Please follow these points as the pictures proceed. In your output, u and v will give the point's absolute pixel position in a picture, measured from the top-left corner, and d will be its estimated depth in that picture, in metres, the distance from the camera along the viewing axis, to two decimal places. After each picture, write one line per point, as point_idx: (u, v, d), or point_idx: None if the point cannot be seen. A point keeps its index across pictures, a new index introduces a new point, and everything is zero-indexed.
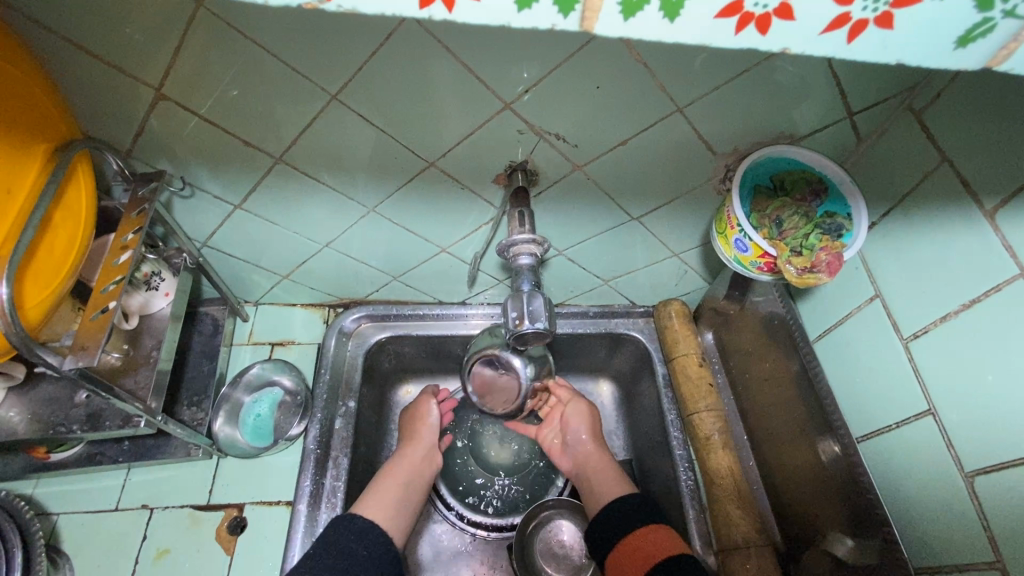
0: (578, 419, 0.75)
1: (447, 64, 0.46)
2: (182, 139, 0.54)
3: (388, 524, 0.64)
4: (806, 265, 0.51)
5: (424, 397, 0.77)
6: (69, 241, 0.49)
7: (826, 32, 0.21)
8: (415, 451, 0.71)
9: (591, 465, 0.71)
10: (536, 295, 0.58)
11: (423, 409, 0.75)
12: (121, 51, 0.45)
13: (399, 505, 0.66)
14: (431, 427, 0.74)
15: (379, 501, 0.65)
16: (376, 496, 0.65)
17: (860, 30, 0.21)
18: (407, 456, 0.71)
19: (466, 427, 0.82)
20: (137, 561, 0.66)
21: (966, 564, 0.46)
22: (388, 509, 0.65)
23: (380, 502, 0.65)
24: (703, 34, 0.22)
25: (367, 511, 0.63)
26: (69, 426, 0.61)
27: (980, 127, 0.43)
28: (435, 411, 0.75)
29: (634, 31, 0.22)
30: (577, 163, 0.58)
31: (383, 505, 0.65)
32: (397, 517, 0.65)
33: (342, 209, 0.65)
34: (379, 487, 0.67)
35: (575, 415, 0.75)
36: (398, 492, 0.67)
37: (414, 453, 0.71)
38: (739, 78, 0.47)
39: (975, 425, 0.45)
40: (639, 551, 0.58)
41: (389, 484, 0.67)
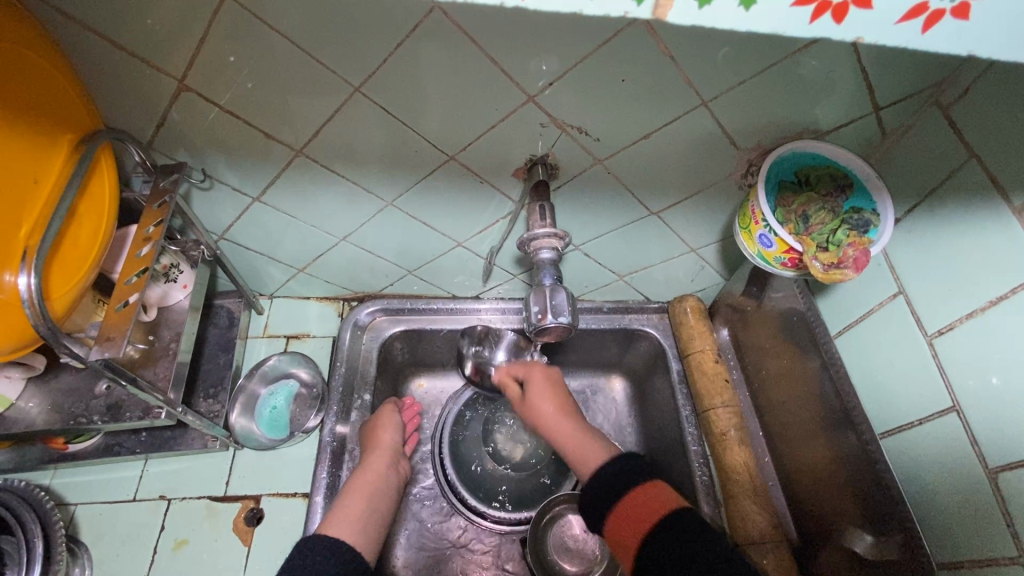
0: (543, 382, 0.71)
1: (468, 55, 0.46)
2: (203, 131, 0.54)
3: (357, 538, 0.61)
4: (832, 261, 0.51)
5: (386, 409, 0.75)
6: (93, 233, 0.50)
7: (901, 22, 0.21)
8: (380, 461, 0.68)
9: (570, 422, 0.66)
10: (558, 290, 0.60)
11: (385, 418, 0.72)
12: (146, 42, 0.45)
13: (368, 518, 0.64)
14: (391, 436, 0.71)
15: (345, 517, 0.62)
16: (339, 513, 0.62)
17: (936, 20, 0.20)
18: (369, 468, 0.67)
19: (478, 422, 0.82)
20: (156, 551, 0.67)
21: (989, 560, 0.46)
22: (354, 522, 0.62)
23: (343, 520, 0.62)
24: (776, 25, 0.21)
25: (332, 529, 0.61)
26: (90, 417, 0.62)
27: (1010, 120, 0.43)
28: (397, 419, 0.74)
29: (707, 20, 0.21)
30: (597, 157, 0.57)
31: (350, 520, 0.62)
32: (367, 531, 0.63)
33: (360, 202, 0.65)
34: (344, 501, 0.64)
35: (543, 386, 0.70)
36: (364, 504, 0.64)
37: (380, 461, 0.68)
38: (765, 72, 0.47)
39: (1000, 422, 0.45)
40: (635, 518, 0.53)
41: (355, 500, 0.64)
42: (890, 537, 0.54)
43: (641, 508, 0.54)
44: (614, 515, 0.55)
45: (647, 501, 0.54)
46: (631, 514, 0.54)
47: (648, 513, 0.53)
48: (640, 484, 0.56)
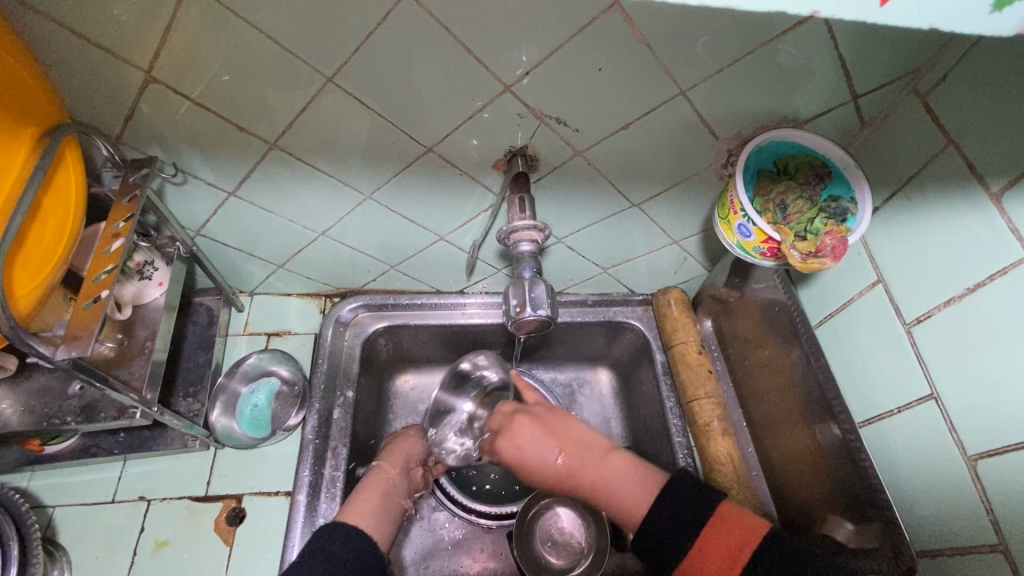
0: (529, 435, 0.64)
1: (444, 46, 0.45)
2: (174, 124, 0.53)
3: (375, 530, 0.61)
4: (810, 249, 0.51)
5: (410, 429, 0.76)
6: (59, 229, 0.48)
7: None
8: (392, 465, 0.68)
9: (585, 466, 0.60)
10: (537, 283, 0.60)
11: (410, 432, 0.74)
12: (110, 32, 0.43)
13: (381, 510, 0.63)
14: (415, 445, 0.72)
15: (361, 507, 0.62)
16: (359, 501, 0.63)
17: None
18: (384, 466, 0.68)
19: None
20: (136, 552, 0.66)
21: (968, 547, 0.46)
22: (369, 516, 0.61)
23: (361, 507, 0.62)
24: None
25: (350, 517, 0.61)
26: (64, 418, 0.60)
27: (985, 107, 0.43)
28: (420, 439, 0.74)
29: None
30: (577, 148, 0.57)
31: (365, 512, 0.62)
32: (381, 523, 0.62)
33: (338, 196, 0.64)
34: (357, 498, 0.63)
35: (526, 431, 0.64)
36: (377, 502, 0.63)
37: (391, 466, 0.68)
38: (744, 60, 0.46)
39: (978, 408, 0.45)
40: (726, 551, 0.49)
41: (370, 493, 0.64)
42: (870, 523, 0.54)
43: (716, 558, 0.49)
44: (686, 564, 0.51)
45: (721, 550, 0.49)
46: (707, 564, 0.49)
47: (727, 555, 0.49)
48: (707, 526, 0.51)
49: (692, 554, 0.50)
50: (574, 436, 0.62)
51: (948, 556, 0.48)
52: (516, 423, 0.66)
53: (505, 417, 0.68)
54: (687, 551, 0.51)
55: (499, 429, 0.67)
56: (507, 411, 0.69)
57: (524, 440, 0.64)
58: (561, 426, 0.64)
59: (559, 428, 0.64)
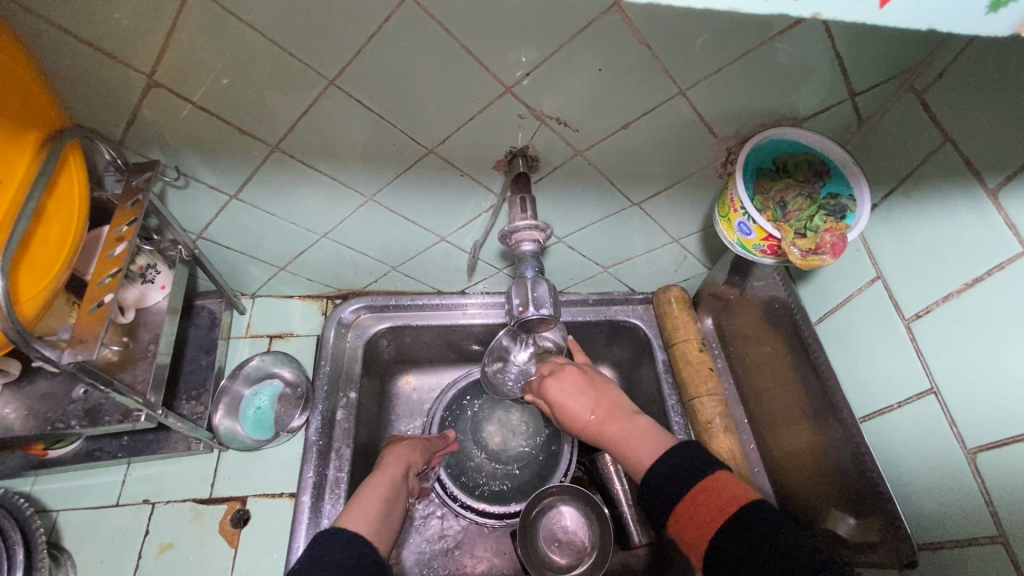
0: (573, 385, 0.63)
1: (445, 48, 0.45)
2: (176, 127, 0.53)
3: (375, 535, 0.60)
4: (810, 247, 0.51)
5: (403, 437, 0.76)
6: (62, 233, 0.48)
7: None
8: (394, 468, 0.68)
9: (612, 421, 0.60)
10: (539, 282, 0.60)
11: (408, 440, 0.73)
12: (112, 36, 0.44)
13: (381, 516, 0.62)
14: (416, 453, 0.72)
15: (362, 513, 0.61)
16: (358, 506, 0.62)
17: None
18: (386, 471, 0.67)
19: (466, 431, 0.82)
20: (141, 555, 0.66)
21: (968, 539, 0.46)
22: (371, 519, 0.61)
23: (360, 512, 0.61)
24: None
25: (350, 522, 0.60)
26: (67, 422, 0.61)
27: (981, 103, 0.44)
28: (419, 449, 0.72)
29: None
30: (577, 148, 0.57)
31: (367, 516, 0.61)
32: (381, 528, 0.61)
33: (340, 198, 0.65)
34: (358, 501, 0.63)
35: (569, 377, 0.64)
36: (380, 505, 0.63)
37: (393, 469, 0.68)
38: (742, 60, 0.47)
39: (976, 403, 0.45)
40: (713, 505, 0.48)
41: (370, 498, 0.63)
42: (871, 519, 0.54)
43: (705, 508, 0.49)
44: (677, 514, 0.50)
45: (711, 500, 0.49)
46: (695, 514, 0.49)
47: (716, 510, 0.48)
48: (703, 479, 0.50)
49: (682, 503, 0.50)
50: (611, 397, 0.62)
51: (948, 549, 0.48)
52: (565, 370, 0.65)
53: (555, 365, 0.66)
54: (679, 498, 0.50)
55: (548, 372, 0.66)
56: (558, 360, 0.68)
57: (568, 387, 0.63)
58: (599, 388, 0.63)
59: (598, 390, 0.63)
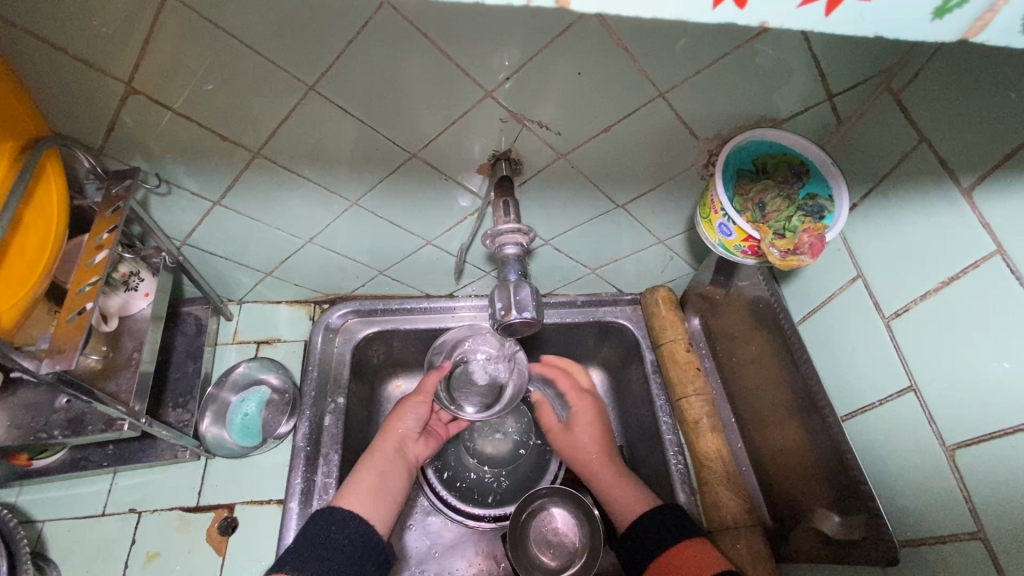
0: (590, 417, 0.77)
1: (425, 53, 0.46)
2: (157, 135, 0.53)
3: (370, 511, 0.61)
4: (788, 248, 0.51)
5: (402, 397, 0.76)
6: (40, 242, 0.48)
7: (803, 5, 0.20)
8: (387, 442, 0.69)
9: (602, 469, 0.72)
10: (522, 285, 0.60)
11: (404, 407, 0.72)
12: (89, 45, 0.43)
13: (376, 493, 0.63)
14: (408, 424, 0.72)
15: (357, 489, 0.63)
16: (352, 483, 0.63)
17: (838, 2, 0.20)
18: (379, 447, 0.68)
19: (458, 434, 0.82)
20: (127, 565, 0.65)
21: (949, 535, 0.46)
22: (367, 498, 0.62)
23: (355, 489, 0.63)
24: (680, 10, 0.21)
25: (345, 500, 0.61)
26: (50, 432, 0.60)
27: (956, 103, 0.44)
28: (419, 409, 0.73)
29: (610, 6, 0.21)
30: (561, 152, 0.57)
31: (362, 494, 0.62)
32: (378, 505, 0.62)
33: (324, 203, 0.64)
34: (353, 478, 0.64)
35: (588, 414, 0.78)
36: (374, 480, 0.64)
37: (386, 445, 0.69)
38: (720, 62, 0.47)
39: (955, 400, 0.46)
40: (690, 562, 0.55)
41: (363, 474, 0.65)
42: (855, 516, 0.55)
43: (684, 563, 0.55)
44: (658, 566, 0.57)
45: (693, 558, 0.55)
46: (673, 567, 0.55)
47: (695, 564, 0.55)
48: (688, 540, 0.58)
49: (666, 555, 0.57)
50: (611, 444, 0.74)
51: (929, 546, 0.49)
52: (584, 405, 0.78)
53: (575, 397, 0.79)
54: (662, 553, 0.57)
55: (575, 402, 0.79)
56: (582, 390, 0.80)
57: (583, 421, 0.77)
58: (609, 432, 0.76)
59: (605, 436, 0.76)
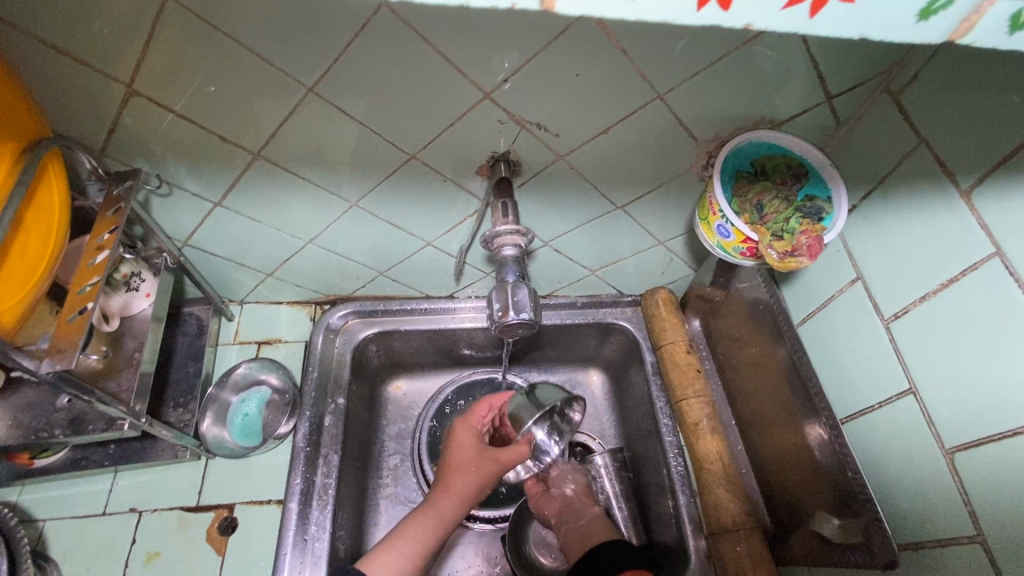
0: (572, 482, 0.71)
1: (424, 55, 0.46)
2: (158, 137, 0.53)
3: None
4: (787, 249, 0.51)
5: (462, 431, 0.68)
6: (41, 243, 0.48)
7: (787, 8, 0.20)
8: (447, 504, 0.64)
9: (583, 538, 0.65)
10: (520, 287, 0.60)
11: (474, 468, 0.65)
12: (89, 47, 0.44)
13: (412, 569, 0.60)
14: (471, 486, 0.65)
15: (388, 562, 0.59)
16: (385, 553, 0.59)
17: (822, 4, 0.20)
18: (436, 512, 0.63)
19: None
20: (127, 564, 0.66)
21: (949, 538, 0.46)
22: (396, 570, 0.58)
23: (389, 565, 0.58)
24: (666, 14, 0.21)
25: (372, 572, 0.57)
26: (52, 431, 0.60)
27: (955, 104, 0.44)
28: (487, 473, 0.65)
29: (596, 9, 0.21)
30: (559, 154, 0.57)
31: (392, 568, 0.58)
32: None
33: (324, 204, 0.65)
34: (392, 543, 0.60)
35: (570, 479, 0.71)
36: (412, 554, 0.60)
37: (445, 505, 0.63)
38: (718, 63, 0.47)
39: (954, 402, 0.45)
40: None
41: (405, 545, 0.60)
42: (854, 518, 0.54)
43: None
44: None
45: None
46: None
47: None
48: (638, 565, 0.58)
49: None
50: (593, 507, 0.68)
51: (928, 549, 0.48)
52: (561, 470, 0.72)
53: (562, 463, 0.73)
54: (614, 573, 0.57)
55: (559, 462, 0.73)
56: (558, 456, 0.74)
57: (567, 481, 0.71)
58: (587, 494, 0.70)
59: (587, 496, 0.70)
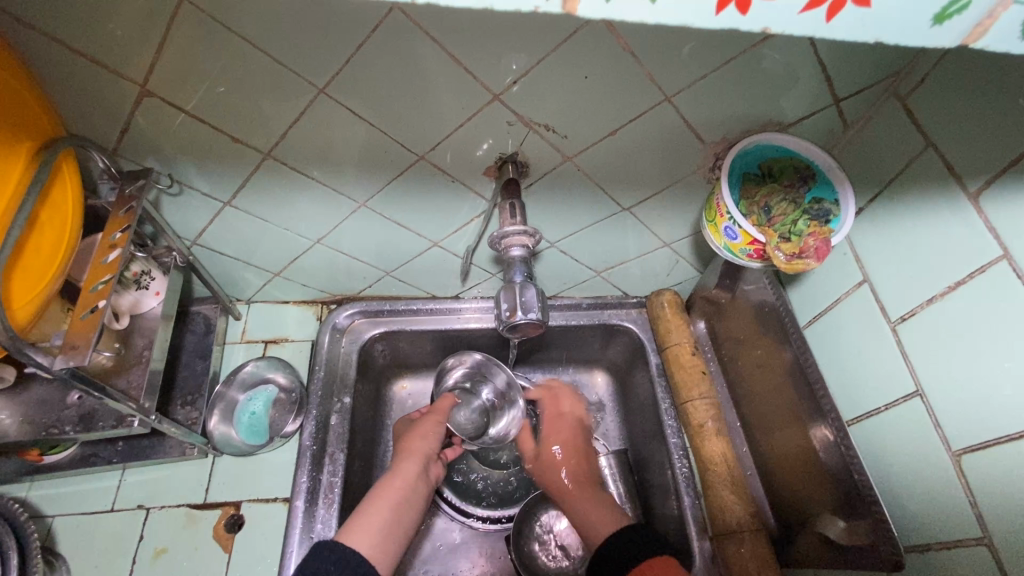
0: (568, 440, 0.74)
1: (436, 56, 0.46)
2: (170, 136, 0.54)
3: (375, 551, 0.58)
4: (794, 251, 0.52)
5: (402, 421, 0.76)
6: (56, 241, 0.49)
7: (804, 11, 0.21)
8: (410, 463, 0.67)
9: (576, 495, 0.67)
10: (528, 287, 0.60)
11: (423, 426, 0.72)
12: (105, 47, 0.44)
13: (388, 526, 0.60)
14: (429, 443, 0.70)
15: (364, 526, 0.59)
16: (362, 518, 0.60)
17: (838, 9, 0.20)
18: (401, 472, 0.66)
19: None
20: (135, 560, 0.66)
21: (955, 540, 0.46)
22: (374, 531, 0.59)
23: (366, 525, 0.59)
24: (685, 17, 0.22)
25: (351, 538, 0.57)
26: (62, 427, 0.61)
27: (963, 108, 0.44)
28: (439, 427, 0.72)
29: (616, 13, 0.21)
30: (566, 155, 0.58)
31: (369, 529, 0.59)
32: (386, 542, 0.59)
33: (333, 204, 0.65)
34: (366, 509, 0.61)
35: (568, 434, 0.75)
36: (387, 512, 0.61)
37: (409, 466, 0.67)
38: (727, 66, 0.47)
39: (962, 406, 0.45)
40: None
41: (377, 506, 0.61)
42: (860, 521, 0.54)
43: None
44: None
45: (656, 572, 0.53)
46: None
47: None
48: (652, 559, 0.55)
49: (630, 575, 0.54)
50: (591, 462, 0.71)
51: (934, 551, 0.48)
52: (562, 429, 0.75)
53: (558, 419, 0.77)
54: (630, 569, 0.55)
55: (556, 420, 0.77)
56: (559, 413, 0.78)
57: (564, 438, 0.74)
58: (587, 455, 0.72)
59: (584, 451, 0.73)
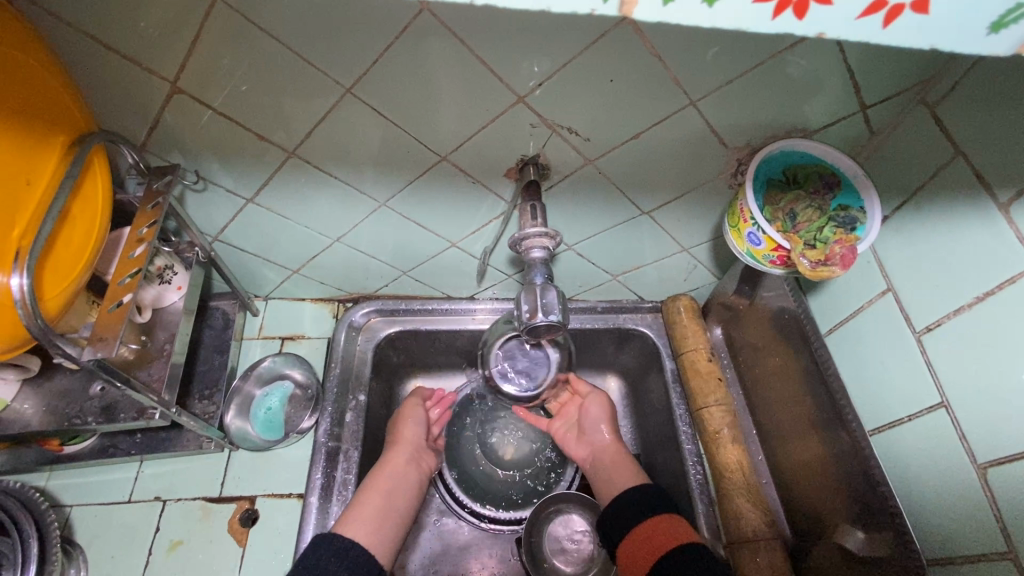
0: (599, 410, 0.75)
1: (462, 58, 0.46)
2: (197, 133, 0.55)
3: (372, 539, 0.61)
4: (820, 258, 0.51)
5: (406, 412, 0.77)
6: (86, 234, 0.50)
7: (862, 16, 0.21)
8: (399, 453, 0.70)
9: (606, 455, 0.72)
10: (549, 288, 0.60)
11: (408, 413, 0.75)
12: (136, 44, 0.45)
13: (382, 515, 0.63)
14: (413, 430, 0.73)
15: (362, 516, 0.62)
16: (357, 510, 0.62)
17: (896, 14, 0.20)
18: (389, 463, 0.69)
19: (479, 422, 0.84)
20: (151, 552, 0.67)
21: (979, 554, 0.46)
22: (369, 522, 0.62)
23: (362, 514, 0.62)
24: (739, 20, 0.22)
25: (348, 528, 0.61)
26: (84, 418, 0.62)
27: (994, 118, 0.43)
28: (420, 412, 0.75)
29: (671, 15, 0.21)
30: (588, 157, 0.58)
31: (365, 520, 0.62)
32: (382, 530, 0.62)
33: (353, 203, 0.66)
34: (362, 497, 0.64)
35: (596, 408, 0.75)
36: (380, 505, 0.63)
37: (398, 456, 0.69)
38: (753, 71, 0.47)
39: (988, 419, 0.45)
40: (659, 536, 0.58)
41: (369, 496, 0.64)
42: (879, 533, 0.54)
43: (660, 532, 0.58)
44: (631, 535, 0.59)
45: (667, 528, 0.58)
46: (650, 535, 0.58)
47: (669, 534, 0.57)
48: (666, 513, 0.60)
49: (640, 525, 0.59)
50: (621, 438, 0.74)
51: (959, 565, 0.48)
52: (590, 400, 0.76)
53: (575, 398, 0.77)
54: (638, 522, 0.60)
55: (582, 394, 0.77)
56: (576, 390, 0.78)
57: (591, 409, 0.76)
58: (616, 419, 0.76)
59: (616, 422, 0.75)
